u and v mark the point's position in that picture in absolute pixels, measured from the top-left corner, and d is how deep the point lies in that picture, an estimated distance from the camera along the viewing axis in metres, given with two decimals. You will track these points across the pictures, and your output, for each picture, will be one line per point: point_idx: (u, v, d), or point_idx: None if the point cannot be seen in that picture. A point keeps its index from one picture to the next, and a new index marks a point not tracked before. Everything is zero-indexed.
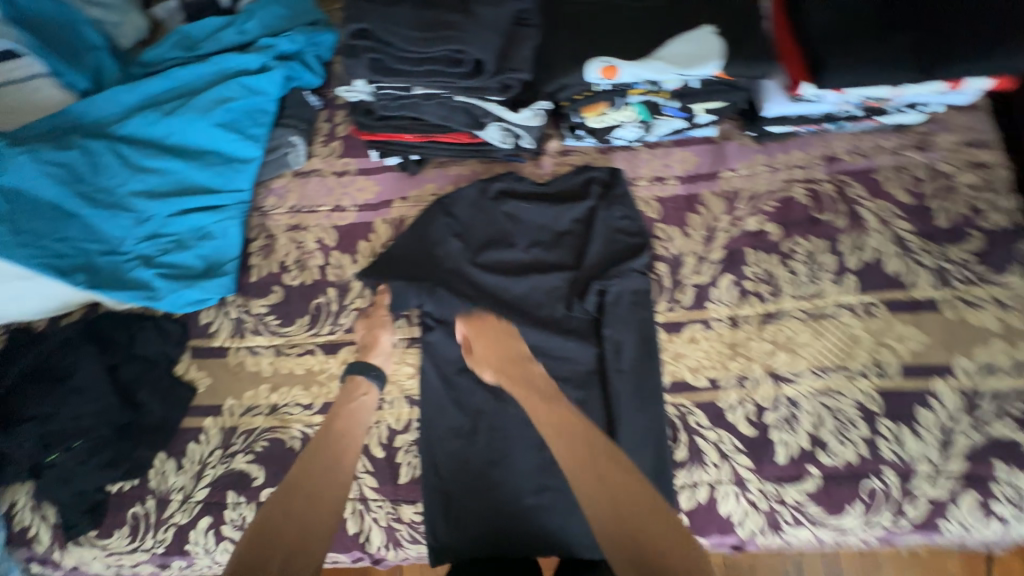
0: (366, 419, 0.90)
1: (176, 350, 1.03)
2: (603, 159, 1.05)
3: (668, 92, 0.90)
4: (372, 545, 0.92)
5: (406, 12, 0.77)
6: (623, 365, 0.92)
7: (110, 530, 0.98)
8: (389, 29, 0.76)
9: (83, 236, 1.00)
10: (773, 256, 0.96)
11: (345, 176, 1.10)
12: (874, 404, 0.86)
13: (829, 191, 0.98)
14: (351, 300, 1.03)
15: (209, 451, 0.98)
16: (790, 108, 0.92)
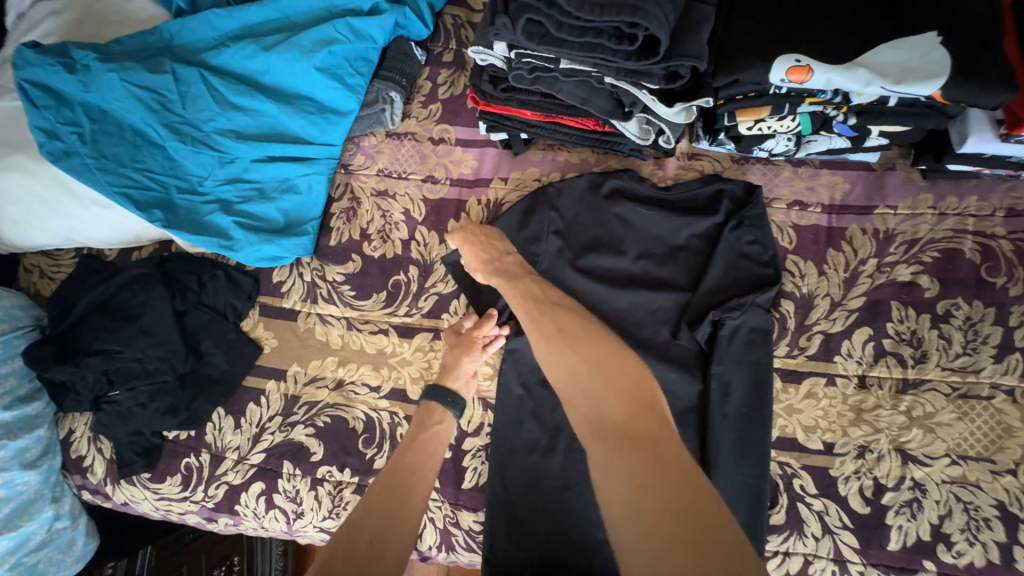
0: (438, 453, 0.81)
1: (245, 305, 0.98)
2: (737, 170, 0.92)
3: (848, 106, 0.76)
4: (424, 543, 0.89)
5: None
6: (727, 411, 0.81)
7: (162, 476, 0.96)
8: None
9: (164, 170, 0.93)
10: (924, 315, 0.83)
11: (442, 144, 1.00)
12: (1017, 507, 0.75)
13: (1007, 251, 0.82)
14: (433, 283, 0.95)
15: (268, 416, 0.94)
16: (997, 148, 0.74)
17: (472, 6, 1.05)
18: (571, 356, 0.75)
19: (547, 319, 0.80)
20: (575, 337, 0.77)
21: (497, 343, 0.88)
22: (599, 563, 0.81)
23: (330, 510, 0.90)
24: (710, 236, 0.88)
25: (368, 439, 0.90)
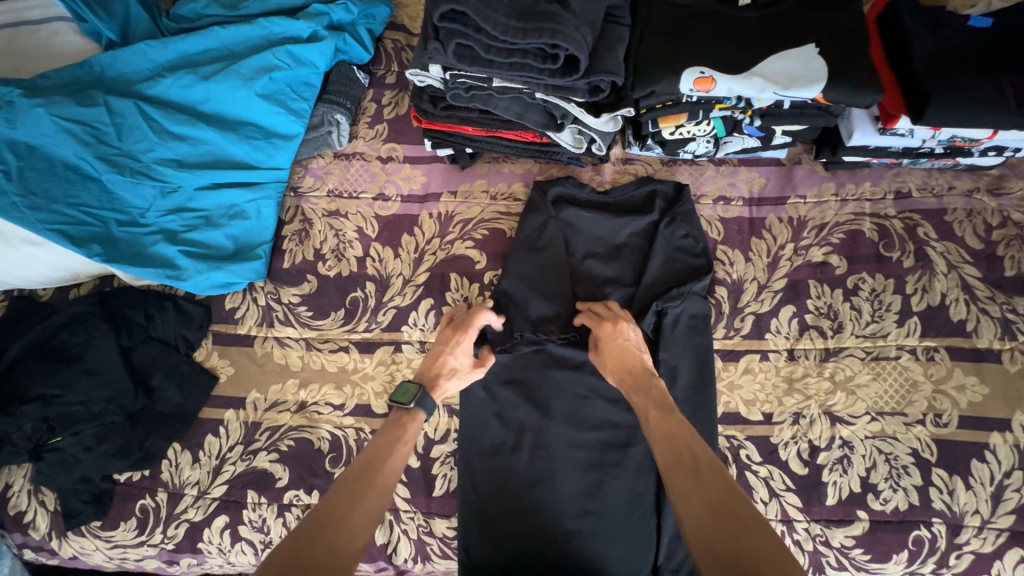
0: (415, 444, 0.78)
1: (197, 335, 0.96)
2: (666, 171, 1.00)
3: (752, 110, 0.86)
4: (399, 557, 0.89)
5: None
6: (675, 391, 0.89)
7: (115, 522, 0.91)
8: (484, 13, 0.68)
9: (102, 204, 0.91)
10: (837, 290, 0.93)
11: (390, 163, 1.03)
12: (929, 453, 0.85)
13: (898, 228, 0.94)
14: (390, 297, 0.96)
15: (228, 446, 0.92)
16: (879, 140, 0.86)
17: (411, 30, 1.10)
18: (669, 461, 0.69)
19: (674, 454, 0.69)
20: (726, 523, 0.59)
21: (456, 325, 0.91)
22: (572, 552, 0.84)
23: None
24: (647, 233, 0.95)
25: (335, 458, 0.90)
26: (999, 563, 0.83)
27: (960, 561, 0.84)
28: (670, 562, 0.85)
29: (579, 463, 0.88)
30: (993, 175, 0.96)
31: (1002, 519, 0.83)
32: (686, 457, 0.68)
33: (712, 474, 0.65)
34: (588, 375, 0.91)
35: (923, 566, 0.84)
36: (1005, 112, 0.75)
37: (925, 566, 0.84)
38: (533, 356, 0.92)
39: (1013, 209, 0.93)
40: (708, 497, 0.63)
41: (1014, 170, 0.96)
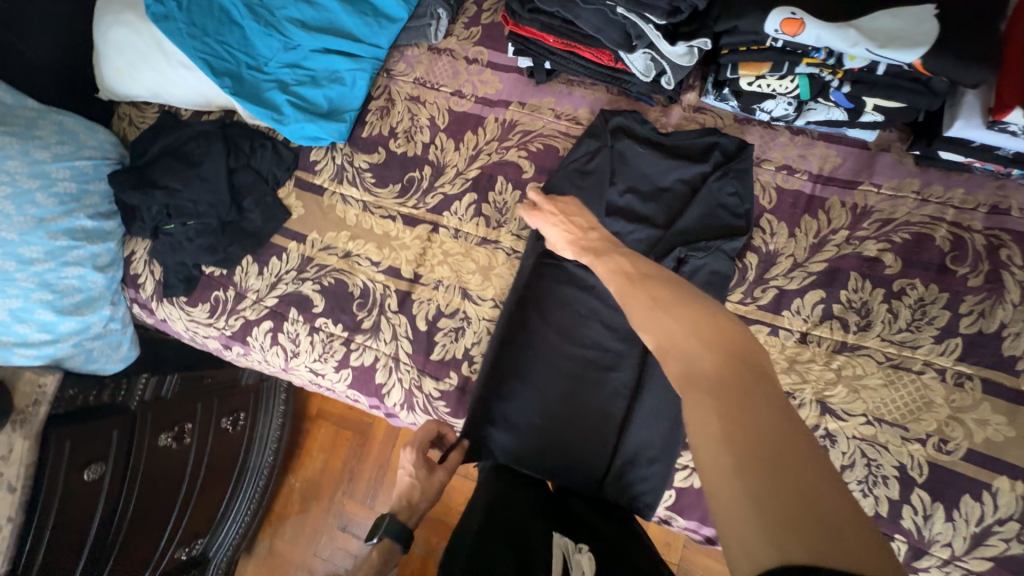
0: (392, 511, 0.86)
1: (284, 176, 1.15)
2: (736, 128, 0.97)
3: (844, 72, 0.82)
4: (390, 400, 1.04)
5: None
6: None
7: (196, 302, 1.16)
8: None
9: (240, 47, 1.10)
10: (878, 289, 0.87)
11: (474, 64, 1.11)
12: (917, 472, 0.81)
13: (977, 244, 0.85)
14: (441, 183, 1.07)
15: (285, 269, 1.11)
16: (982, 135, 0.78)
17: None
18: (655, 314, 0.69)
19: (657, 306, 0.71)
20: (714, 351, 0.60)
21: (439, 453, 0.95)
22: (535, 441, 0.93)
23: (321, 354, 1.07)
24: (694, 183, 0.96)
25: (362, 304, 1.06)
26: None
27: None
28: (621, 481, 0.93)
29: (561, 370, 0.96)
30: None
31: (975, 562, 0.78)
32: (679, 311, 0.67)
33: (708, 324, 0.64)
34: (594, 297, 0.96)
35: None
36: None
37: None
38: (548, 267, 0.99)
39: None
40: (700, 343, 0.62)
41: None
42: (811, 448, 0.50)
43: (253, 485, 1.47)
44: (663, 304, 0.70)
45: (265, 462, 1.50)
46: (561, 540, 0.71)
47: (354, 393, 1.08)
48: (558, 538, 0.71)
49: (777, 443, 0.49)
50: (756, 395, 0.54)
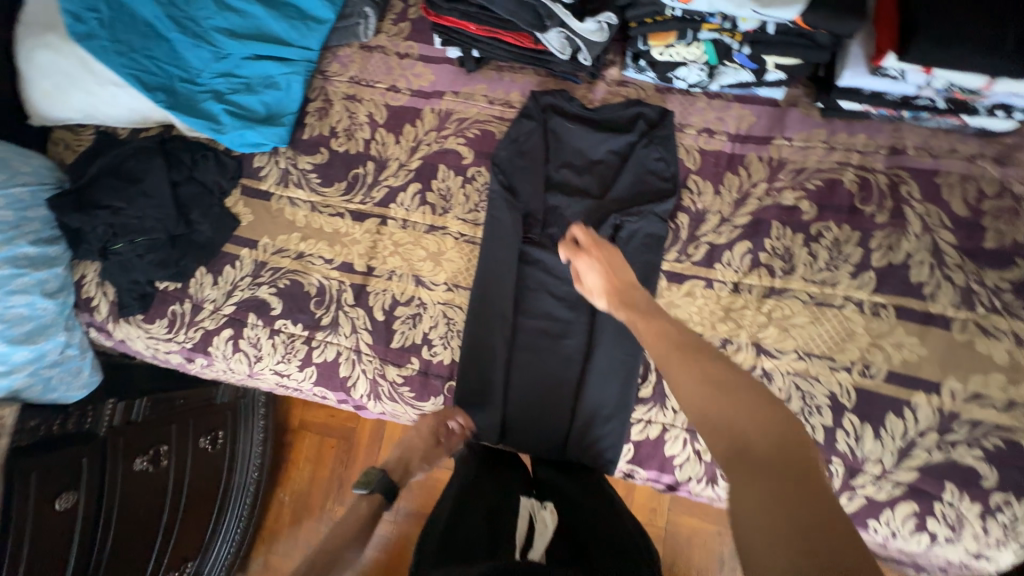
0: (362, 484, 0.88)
1: (230, 184, 1.16)
2: (657, 98, 1.03)
3: (741, 35, 0.88)
4: (356, 392, 1.06)
5: None
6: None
7: (153, 318, 1.16)
8: None
9: (169, 60, 1.10)
10: (798, 235, 0.94)
11: (406, 59, 1.14)
12: (846, 398, 0.88)
13: (881, 183, 0.92)
14: (385, 177, 1.10)
15: (240, 276, 1.12)
16: (869, 82, 0.86)
17: None
18: (664, 355, 0.71)
19: (664, 347, 0.72)
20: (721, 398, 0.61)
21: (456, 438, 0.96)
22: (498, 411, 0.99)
23: (283, 355, 1.08)
24: (624, 152, 1.01)
25: (319, 302, 1.08)
26: (889, 512, 0.86)
27: (851, 502, 0.88)
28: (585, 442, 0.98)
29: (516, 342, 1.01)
30: (1004, 145, 0.91)
31: (903, 473, 0.86)
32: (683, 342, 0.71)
33: (713, 368, 0.65)
34: (537, 272, 1.02)
35: None
36: (995, 56, 0.73)
37: None
38: (495, 246, 1.01)
39: (1014, 182, 0.89)
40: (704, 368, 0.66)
41: None
42: (813, 461, 0.54)
43: (241, 505, 1.45)
44: (674, 346, 0.71)
45: (252, 478, 1.48)
46: (526, 501, 0.81)
47: (320, 391, 1.10)
48: (524, 501, 0.81)
49: (784, 493, 0.51)
50: (762, 444, 0.55)
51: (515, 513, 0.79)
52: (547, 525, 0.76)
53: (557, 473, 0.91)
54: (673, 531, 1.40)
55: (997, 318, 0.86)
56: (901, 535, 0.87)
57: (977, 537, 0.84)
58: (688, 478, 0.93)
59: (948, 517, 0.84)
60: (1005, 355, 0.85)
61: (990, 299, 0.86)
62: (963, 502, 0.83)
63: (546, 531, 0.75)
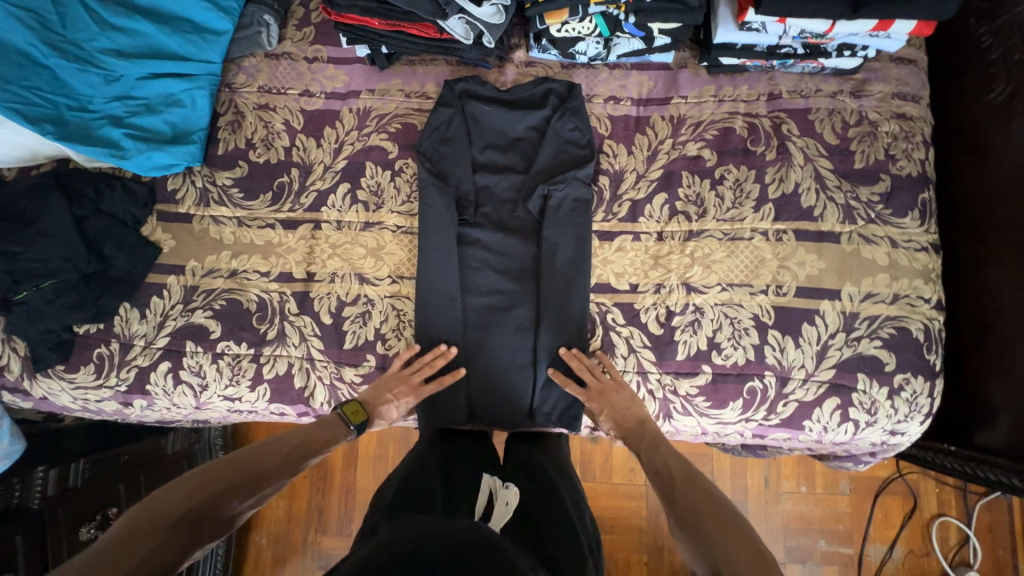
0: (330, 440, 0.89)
1: (143, 212, 1.10)
2: (564, 74, 1.10)
3: (626, 6, 0.96)
4: (315, 401, 1.04)
5: None
6: (552, 259, 1.02)
7: (77, 366, 1.07)
8: None
9: (52, 89, 1.01)
10: (705, 180, 1.04)
11: (315, 63, 1.14)
12: (767, 317, 0.99)
13: (765, 125, 1.04)
14: (312, 182, 1.09)
15: (170, 305, 1.07)
16: (738, 36, 0.97)
17: None
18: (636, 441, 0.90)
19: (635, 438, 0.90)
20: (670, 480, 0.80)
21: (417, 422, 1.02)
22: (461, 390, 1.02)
23: (231, 378, 1.04)
24: (541, 127, 1.07)
25: (261, 316, 1.05)
26: (818, 410, 0.98)
27: (786, 408, 0.98)
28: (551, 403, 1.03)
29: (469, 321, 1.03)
30: (857, 80, 1.05)
31: (824, 373, 0.97)
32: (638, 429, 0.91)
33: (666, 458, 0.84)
34: (478, 249, 1.05)
35: (755, 412, 0.99)
36: (829, 2, 0.85)
37: (757, 412, 0.99)
38: (433, 230, 1.03)
39: (869, 110, 1.04)
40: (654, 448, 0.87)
41: (876, 75, 1.05)
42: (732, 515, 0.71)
43: (212, 559, 1.42)
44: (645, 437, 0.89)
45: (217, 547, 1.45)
46: (490, 479, 0.90)
47: (277, 407, 1.07)
48: (488, 479, 0.90)
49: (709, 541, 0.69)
50: (697, 508, 0.74)
51: (479, 489, 0.89)
52: (507, 503, 0.85)
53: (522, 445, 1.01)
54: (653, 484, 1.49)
55: (874, 227, 1.00)
56: (831, 427, 0.98)
57: (890, 416, 0.97)
58: None
59: (864, 402, 0.97)
60: (885, 257, 0.99)
61: (867, 212, 1.00)
62: (874, 388, 0.97)
63: (506, 510, 0.85)
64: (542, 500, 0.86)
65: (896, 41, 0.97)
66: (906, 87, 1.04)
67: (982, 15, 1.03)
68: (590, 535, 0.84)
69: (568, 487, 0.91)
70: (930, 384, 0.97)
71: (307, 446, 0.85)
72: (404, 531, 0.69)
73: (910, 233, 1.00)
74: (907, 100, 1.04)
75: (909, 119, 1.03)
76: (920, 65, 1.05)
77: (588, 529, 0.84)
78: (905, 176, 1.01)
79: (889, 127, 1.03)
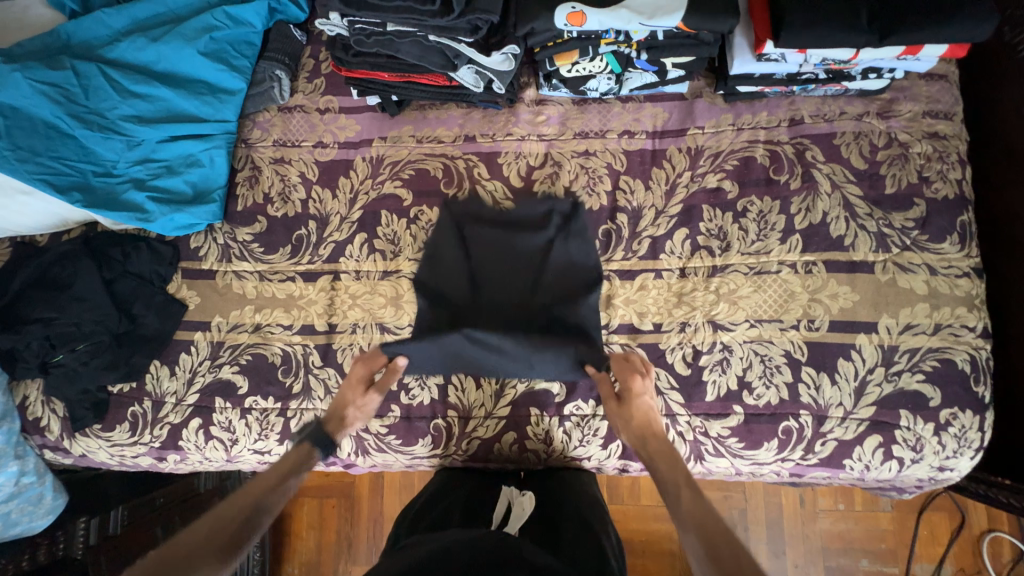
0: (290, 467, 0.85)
1: (168, 271, 1.12)
2: (576, 110, 1.08)
3: (637, 44, 0.95)
4: (343, 451, 1.06)
5: None
6: (563, 327, 0.99)
7: (112, 424, 1.09)
8: None
9: (79, 157, 1.04)
10: (727, 213, 1.01)
11: (327, 113, 1.15)
12: (800, 353, 0.95)
13: (788, 152, 1.01)
14: (330, 233, 1.09)
15: (198, 361, 1.09)
16: (757, 67, 0.94)
17: None
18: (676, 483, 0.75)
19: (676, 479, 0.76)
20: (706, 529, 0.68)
21: (427, 464, 1.06)
22: (481, 432, 1.02)
23: (260, 433, 1.05)
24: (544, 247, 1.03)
25: (286, 370, 1.06)
26: (859, 448, 0.94)
27: (825, 447, 0.94)
28: (579, 448, 1.01)
29: (490, 393, 1.02)
30: (884, 100, 1.01)
31: (863, 410, 0.93)
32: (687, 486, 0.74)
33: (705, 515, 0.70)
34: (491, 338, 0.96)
35: (792, 453, 0.95)
36: (855, 31, 0.81)
37: (794, 453, 0.95)
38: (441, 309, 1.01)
39: (899, 131, 0.99)
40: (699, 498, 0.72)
41: (904, 93, 1.00)
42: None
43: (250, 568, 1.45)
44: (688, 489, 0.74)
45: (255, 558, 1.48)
46: (508, 490, 0.98)
47: None
48: (506, 489, 0.98)
49: None
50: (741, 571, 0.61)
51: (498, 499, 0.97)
52: (524, 509, 0.94)
53: (543, 484, 1.01)
54: None
55: (910, 255, 0.95)
56: (872, 466, 0.94)
57: (937, 452, 0.92)
58: None
59: (909, 441, 0.93)
60: (923, 285, 0.94)
61: (901, 239, 0.95)
62: (919, 424, 0.92)
63: (523, 514, 0.93)
64: (566, 519, 0.93)
65: (926, 61, 0.92)
66: (938, 104, 0.99)
67: (1017, 22, 0.98)
68: (615, 545, 0.91)
69: (590, 503, 0.97)
70: (980, 418, 0.92)
71: (276, 482, 0.81)
72: (427, 548, 0.73)
73: (950, 258, 0.95)
74: (940, 117, 0.99)
75: (942, 137, 0.98)
76: (951, 79, 1.00)
77: (613, 541, 0.91)
78: (941, 199, 0.96)
79: (921, 147, 0.98)
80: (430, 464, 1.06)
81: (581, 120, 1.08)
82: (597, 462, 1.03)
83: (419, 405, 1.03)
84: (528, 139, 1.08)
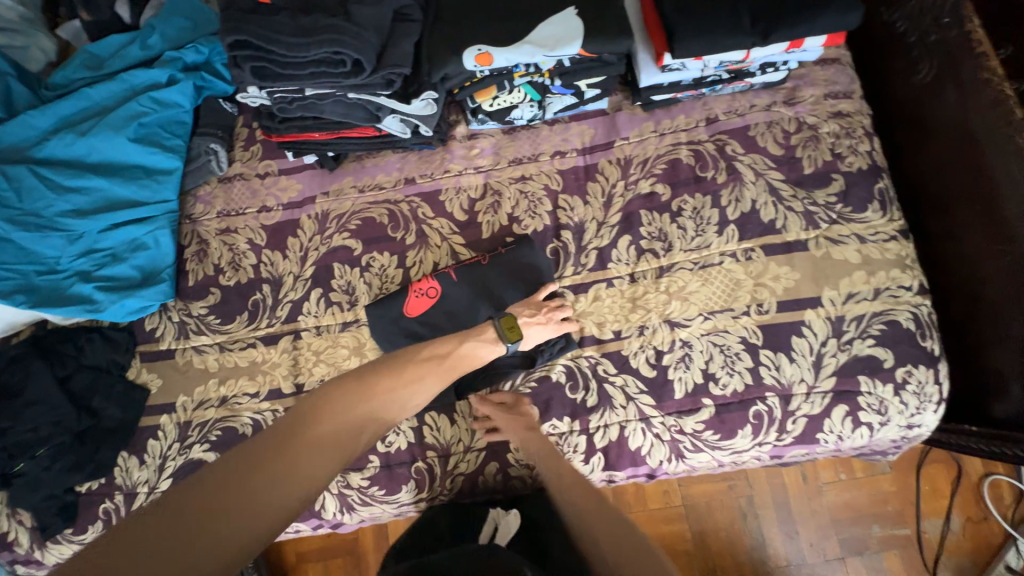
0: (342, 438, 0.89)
1: (126, 357, 1.10)
2: (507, 139, 1.13)
3: (549, 72, 1.01)
4: (328, 511, 1.04)
5: (286, 24, 0.88)
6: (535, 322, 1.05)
7: (84, 526, 1.05)
8: (270, 37, 0.87)
9: (20, 260, 1.03)
10: (665, 214, 1.05)
11: (268, 177, 1.17)
12: (755, 338, 0.98)
13: (710, 149, 1.06)
14: (285, 294, 1.10)
15: (167, 445, 1.06)
16: (663, 77, 1.02)
17: None
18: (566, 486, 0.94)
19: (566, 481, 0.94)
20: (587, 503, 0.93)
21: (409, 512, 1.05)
22: (462, 469, 1.01)
23: None
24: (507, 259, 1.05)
25: None
26: (828, 420, 0.96)
27: (796, 425, 0.96)
28: None
29: (465, 427, 1.01)
30: (788, 88, 1.08)
31: (825, 382, 0.96)
32: (576, 485, 0.94)
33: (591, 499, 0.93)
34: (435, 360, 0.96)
35: (766, 436, 0.97)
36: (739, 34, 0.88)
37: (769, 436, 0.97)
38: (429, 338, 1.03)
39: (807, 115, 1.06)
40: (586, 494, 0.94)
41: (804, 80, 1.08)
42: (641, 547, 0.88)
43: None
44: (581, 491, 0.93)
45: None
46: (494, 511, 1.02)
47: (290, 525, 1.06)
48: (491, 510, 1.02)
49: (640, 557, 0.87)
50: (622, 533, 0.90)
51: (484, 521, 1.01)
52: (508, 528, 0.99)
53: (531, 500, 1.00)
54: (689, 502, 1.45)
55: (838, 227, 1.00)
56: (845, 435, 0.96)
57: (902, 412, 0.95)
58: (660, 462, 0.99)
59: (873, 404, 0.95)
60: (857, 254, 0.99)
61: (827, 214, 1.01)
62: (879, 388, 0.95)
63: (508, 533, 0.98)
64: None
65: (813, 51, 1.00)
66: (837, 85, 1.07)
67: (889, 5, 1.08)
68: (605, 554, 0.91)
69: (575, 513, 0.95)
70: (934, 371, 0.95)
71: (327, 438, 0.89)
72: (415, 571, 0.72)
73: (875, 225, 1.00)
74: (841, 97, 1.06)
75: (846, 115, 1.05)
76: (845, 61, 1.08)
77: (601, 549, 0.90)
78: (856, 171, 1.02)
79: (830, 127, 1.04)
80: (413, 509, 1.04)
81: (513, 148, 1.12)
82: (583, 478, 1.02)
83: (398, 453, 1.02)
84: (466, 173, 1.11)
